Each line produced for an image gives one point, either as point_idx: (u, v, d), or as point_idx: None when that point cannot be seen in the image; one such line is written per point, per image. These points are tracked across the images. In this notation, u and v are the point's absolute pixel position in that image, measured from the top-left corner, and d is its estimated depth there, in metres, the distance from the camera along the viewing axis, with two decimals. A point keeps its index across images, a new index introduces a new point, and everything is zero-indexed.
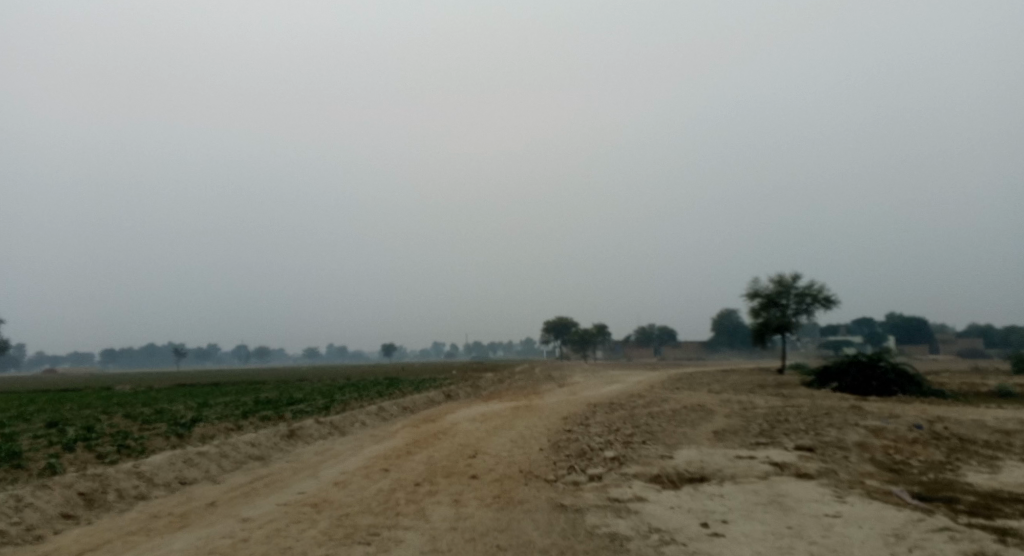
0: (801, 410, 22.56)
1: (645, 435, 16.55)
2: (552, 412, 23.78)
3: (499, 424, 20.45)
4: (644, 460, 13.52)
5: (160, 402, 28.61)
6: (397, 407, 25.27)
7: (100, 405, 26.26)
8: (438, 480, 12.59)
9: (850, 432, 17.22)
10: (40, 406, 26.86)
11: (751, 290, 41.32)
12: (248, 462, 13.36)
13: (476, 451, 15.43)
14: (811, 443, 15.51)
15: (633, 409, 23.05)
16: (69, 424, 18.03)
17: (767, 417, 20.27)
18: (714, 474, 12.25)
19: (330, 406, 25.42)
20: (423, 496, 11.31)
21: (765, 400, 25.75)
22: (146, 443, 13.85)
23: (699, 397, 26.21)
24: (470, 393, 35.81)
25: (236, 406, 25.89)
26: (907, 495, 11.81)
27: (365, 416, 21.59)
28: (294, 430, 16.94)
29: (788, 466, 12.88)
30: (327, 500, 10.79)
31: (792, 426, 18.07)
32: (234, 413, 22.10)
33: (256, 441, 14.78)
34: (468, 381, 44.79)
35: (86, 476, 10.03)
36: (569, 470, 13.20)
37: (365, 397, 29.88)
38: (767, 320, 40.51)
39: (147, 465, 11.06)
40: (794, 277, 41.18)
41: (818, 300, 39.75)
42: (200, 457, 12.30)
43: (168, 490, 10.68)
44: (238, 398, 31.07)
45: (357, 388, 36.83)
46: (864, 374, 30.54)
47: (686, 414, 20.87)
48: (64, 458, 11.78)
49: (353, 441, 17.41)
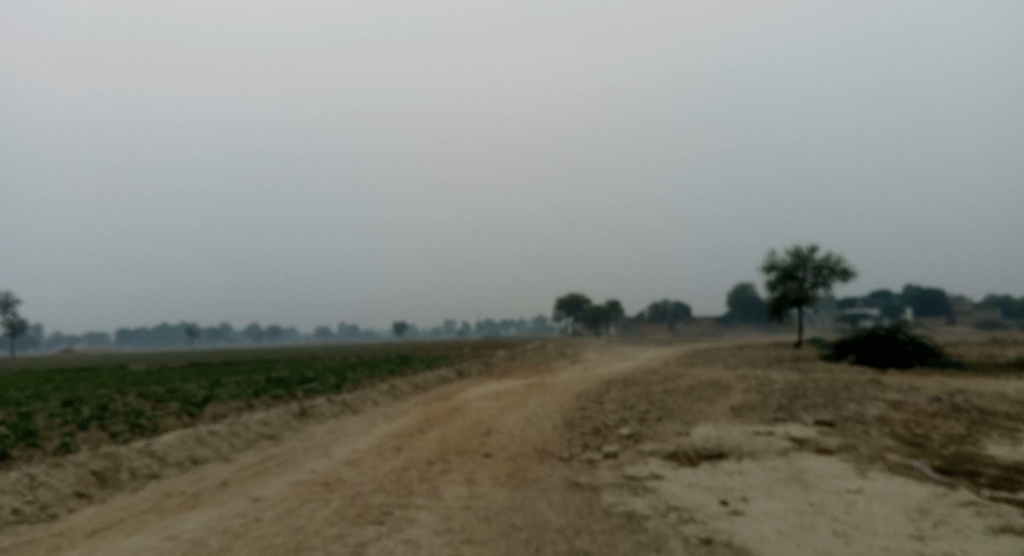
0: (818, 384, 22.22)
1: (661, 412, 16.35)
2: (565, 389, 23.62)
3: (512, 401, 20.31)
4: (660, 437, 13.33)
5: (175, 381, 28.75)
6: (409, 385, 25.20)
7: (115, 384, 26.42)
8: (450, 458, 12.45)
9: (869, 406, 16.90)
10: (56, 386, 27.08)
11: (768, 263, 40.76)
12: (259, 441, 13.27)
13: (489, 429, 15.29)
14: (829, 418, 15.23)
15: (648, 385, 22.85)
16: (83, 403, 18.04)
17: (784, 392, 19.99)
18: (731, 451, 12.02)
19: (342, 384, 25.41)
20: (436, 474, 11.18)
21: (781, 375, 25.44)
22: (158, 422, 13.77)
23: (714, 373, 25.95)
24: (482, 370, 35.77)
25: (249, 384, 25.98)
26: (930, 469, 11.52)
27: (377, 395, 21.52)
28: (305, 409, 16.86)
29: (807, 442, 12.63)
30: (338, 479, 10.68)
31: (810, 401, 17.77)
32: (246, 391, 22.13)
33: (268, 421, 14.70)
34: (481, 358, 44.84)
35: (99, 455, 9.87)
36: (584, 448, 13.03)
37: (377, 375, 29.87)
38: (783, 293, 40.02)
39: (159, 444, 10.93)
40: (811, 249, 40.52)
41: (835, 272, 39.13)
42: (212, 436, 12.20)
43: (180, 470, 10.56)
44: (251, 377, 31.20)
45: (369, 366, 36.90)
46: (882, 347, 30.09)
47: (702, 390, 20.63)
48: (76, 438, 11.67)
49: (365, 420, 17.33)
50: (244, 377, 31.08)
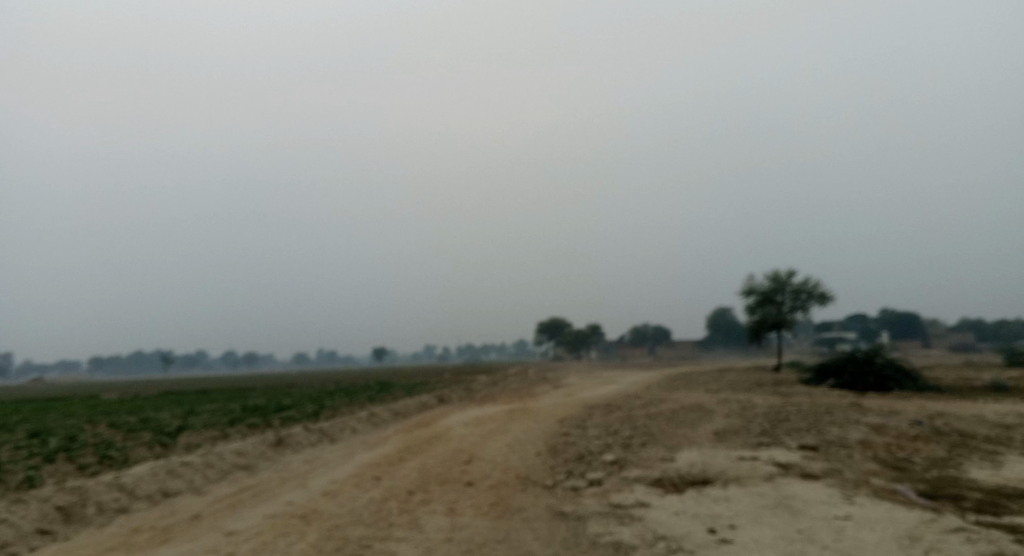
0: (800, 408, 22.20)
1: (644, 438, 16.20)
2: (548, 415, 23.40)
3: (493, 428, 20.04)
4: (644, 463, 13.16)
5: (147, 410, 27.99)
6: (389, 412, 24.80)
7: (85, 414, 25.66)
8: (431, 487, 12.17)
9: (852, 430, 16.89)
10: (24, 416, 26.25)
11: (747, 287, 41.02)
12: (234, 472, 12.89)
13: (470, 456, 15.02)
14: (813, 442, 15.18)
15: (630, 410, 22.71)
16: (51, 434, 17.47)
17: (766, 416, 19.95)
18: (716, 477, 11.89)
19: (320, 412, 24.93)
20: (417, 505, 10.89)
21: (763, 399, 25.43)
22: (129, 453, 13.33)
23: (696, 397, 25.87)
24: (463, 396, 35.35)
25: (224, 413, 25.39)
26: (915, 493, 11.46)
27: (356, 423, 21.11)
28: (282, 439, 16.45)
29: (792, 467, 12.55)
30: (316, 511, 10.36)
31: (793, 425, 17.72)
32: (221, 420, 21.61)
33: (244, 451, 14.31)
34: (461, 384, 44.40)
35: (65, 489, 9.47)
36: (568, 475, 12.82)
37: (356, 402, 29.41)
38: (762, 317, 40.25)
39: (128, 476, 10.55)
40: (789, 273, 40.87)
41: (813, 296, 39.47)
42: (184, 467, 11.81)
43: (150, 503, 10.18)
44: (226, 406, 30.49)
45: (348, 393, 36.35)
46: (861, 370, 30.27)
47: (684, 414, 20.52)
48: (41, 471, 11.22)
49: (344, 449, 16.96)
50: (220, 405, 30.46)
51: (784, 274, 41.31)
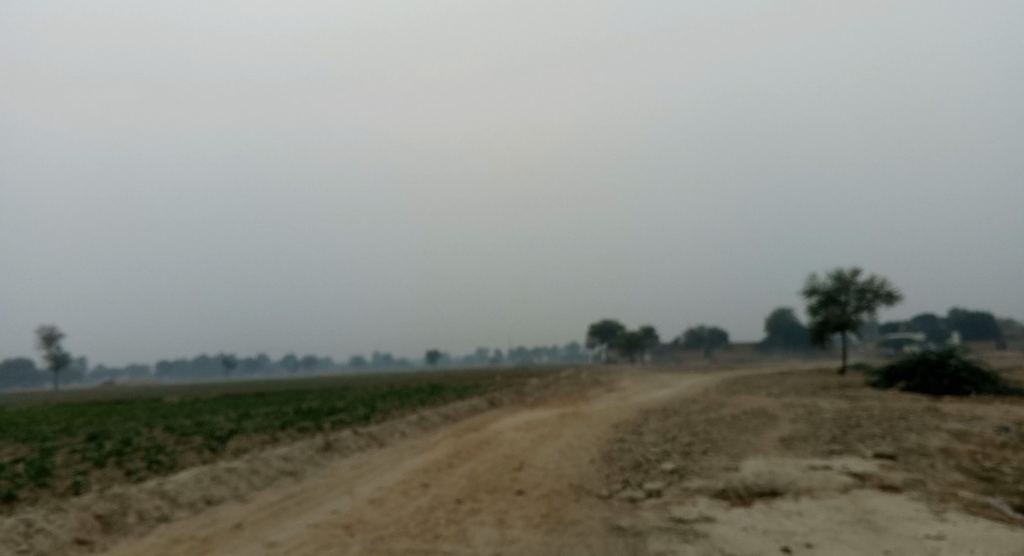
0: (872, 413, 20.84)
1: (705, 444, 15.36)
2: (602, 419, 22.66)
3: (545, 433, 19.44)
4: (706, 472, 12.34)
5: (204, 413, 28.33)
6: (439, 416, 24.44)
7: (145, 418, 26.10)
8: (481, 496, 11.64)
9: (931, 437, 15.62)
10: (89, 419, 26.94)
11: (808, 287, 39.33)
12: (279, 478, 12.64)
13: (521, 463, 14.45)
14: (890, 451, 14.04)
15: (688, 415, 21.76)
16: (108, 437, 17.73)
17: (836, 421, 18.77)
18: (786, 488, 11.00)
19: (370, 415, 24.79)
20: (465, 515, 10.39)
21: (830, 403, 24.10)
22: (177, 458, 13.25)
23: (758, 401, 24.70)
24: (515, 399, 34.73)
25: (277, 416, 25.53)
26: (1010, 508, 10.35)
27: (405, 427, 20.82)
28: (330, 443, 16.23)
29: (870, 477, 11.55)
30: (360, 520, 9.95)
31: (867, 432, 16.55)
32: (272, 424, 21.58)
33: (291, 455, 14.10)
34: (513, 387, 43.85)
35: (106, 497, 9.29)
36: (625, 485, 12.11)
37: (406, 405, 29.24)
38: (825, 318, 38.47)
39: (171, 483, 10.35)
40: (853, 271, 38.95)
41: (879, 295, 37.52)
42: (229, 473, 11.60)
43: (192, 512, 9.95)
44: (280, 409, 30.73)
45: (399, 396, 36.27)
46: (934, 373, 28.49)
47: (747, 420, 19.44)
48: (89, 476, 11.16)
49: (392, 454, 16.64)
50: (273, 409, 30.79)
51: (847, 272, 39.40)
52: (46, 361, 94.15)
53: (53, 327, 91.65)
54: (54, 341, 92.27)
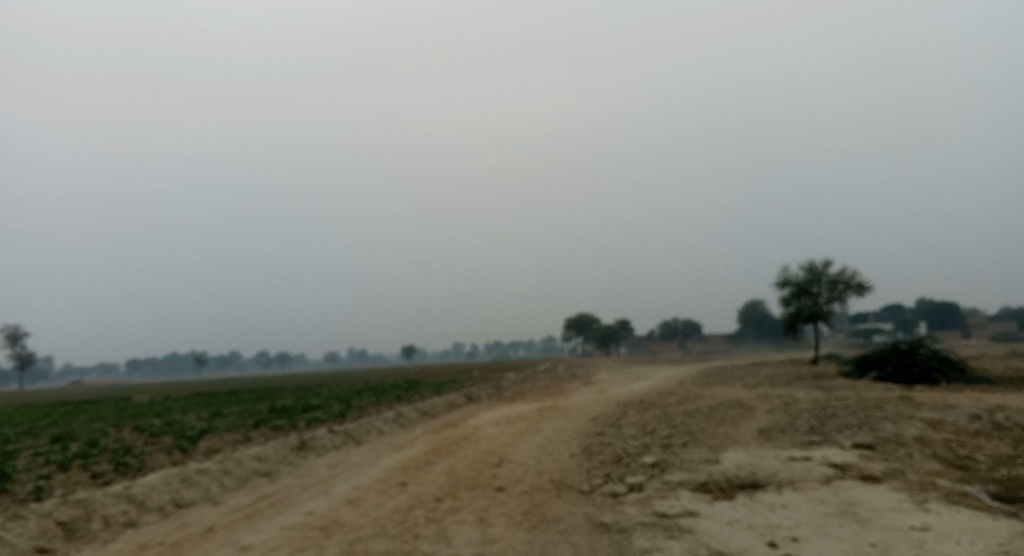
0: (847, 403, 21.00)
1: (685, 437, 15.30)
2: (580, 413, 22.56)
3: (523, 428, 19.26)
4: (687, 465, 12.26)
5: (175, 413, 27.70)
6: (416, 412, 24.16)
7: (113, 418, 25.47)
8: (460, 494, 11.43)
9: (907, 426, 15.74)
10: (55, 421, 26.17)
11: (781, 278, 39.66)
12: (252, 479, 12.29)
13: (501, 458, 14.26)
14: (868, 441, 14.10)
15: (666, 407, 21.75)
16: (73, 439, 17.18)
17: (813, 412, 18.87)
18: (768, 481, 10.96)
19: (345, 412, 24.43)
20: (445, 514, 10.16)
21: (805, 394, 24.28)
22: (146, 460, 12.82)
23: (734, 393, 24.81)
24: (491, 394, 34.51)
25: (249, 415, 25.04)
26: (988, 497, 10.41)
27: (382, 424, 20.51)
28: (304, 442, 15.88)
29: (850, 468, 11.56)
30: (337, 521, 9.67)
31: (843, 422, 16.64)
32: (245, 423, 21.10)
33: (264, 455, 13.75)
34: (490, 382, 43.64)
35: (68, 503, 8.89)
36: (606, 480, 11.98)
37: (382, 402, 28.91)
38: (798, 309, 38.83)
39: (139, 487, 9.96)
40: (825, 263, 39.37)
41: (850, 286, 37.98)
42: (200, 475, 11.24)
43: (161, 516, 9.59)
44: (253, 407, 30.16)
45: (375, 393, 35.87)
46: (904, 362, 28.90)
47: (725, 411, 19.47)
48: (52, 481, 10.71)
49: (369, 452, 16.33)
50: (246, 407, 30.24)
51: (819, 263, 39.80)
52: (10, 361, 91.66)
53: (18, 326, 89.27)
54: (19, 341, 89.92)
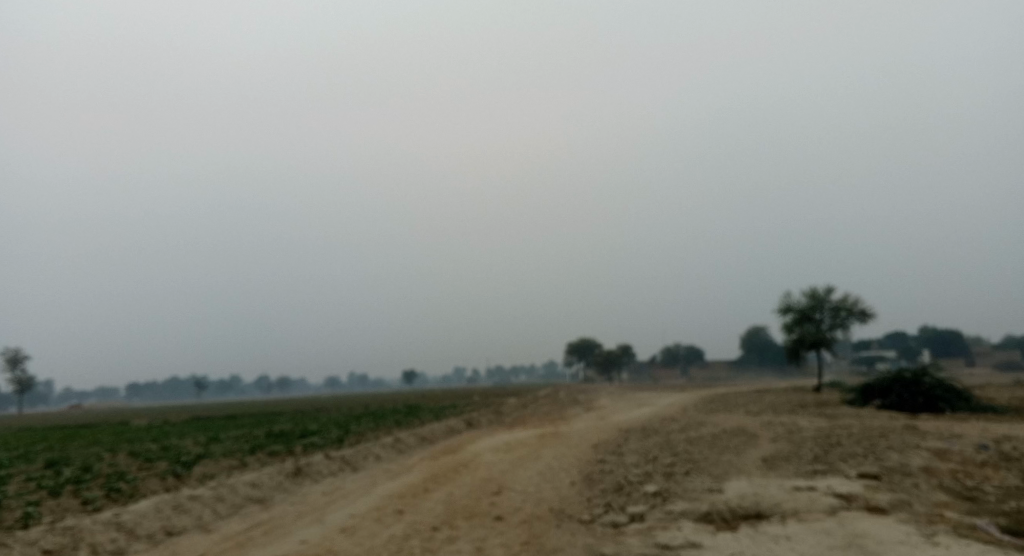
0: (851, 432, 20.74)
1: (687, 465, 15.05)
2: (581, 439, 22.28)
3: (523, 454, 19.00)
4: (690, 494, 12.02)
5: (172, 437, 27.42)
6: (415, 438, 23.88)
7: (109, 442, 25.21)
8: (458, 523, 11.20)
9: (913, 456, 15.48)
10: (51, 444, 25.91)
11: (784, 304, 39.50)
12: (246, 506, 12.07)
13: (500, 486, 14.03)
14: (874, 470, 13.85)
15: (668, 435, 21.48)
16: (67, 464, 16.96)
17: (817, 440, 18.60)
18: (772, 511, 10.73)
19: (344, 438, 24.16)
20: (442, 543, 9.94)
21: (809, 421, 23.99)
22: (138, 485, 12.62)
23: (737, 420, 24.53)
24: (492, 420, 34.18)
25: (247, 440, 24.79)
26: (997, 530, 10.17)
27: (380, 450, 20.26)
28: (301, 468, 15.66)
29: (856, 499, 11.33)
30: (331, 551, 9.45)
31: (848, 451, 16.40)
32: (241, 448, 20.84)
33: (259, 481, 13.53)
34: (491, 407, 43.30)
35: (55, 530, 8.70)
36: (607, 509, 11.75)
37: (382, 427, 28.64)
38: (801, 336, 38.60)
39: (129, 514, 9.77)
40: (827, 289, 39.23)
41: (853, 313, 37.81)
42: (193, 502, 11.03)
43: (151, 544, 9.38)
44: (251, 432, 29.89)
45: (375, 418, 35.56)
46: (908, 391, 28.60)
47: (728, 439, 19.21)
48: (42, 506, 10.52)
49: (367, 478, 16.09)
50: (244, 432, 29.96)
51: (821, 290, 39.66)
52: (10, 385, 91.36)
53: (18, 349, 89.16)
54: (19, 364, 89.63)
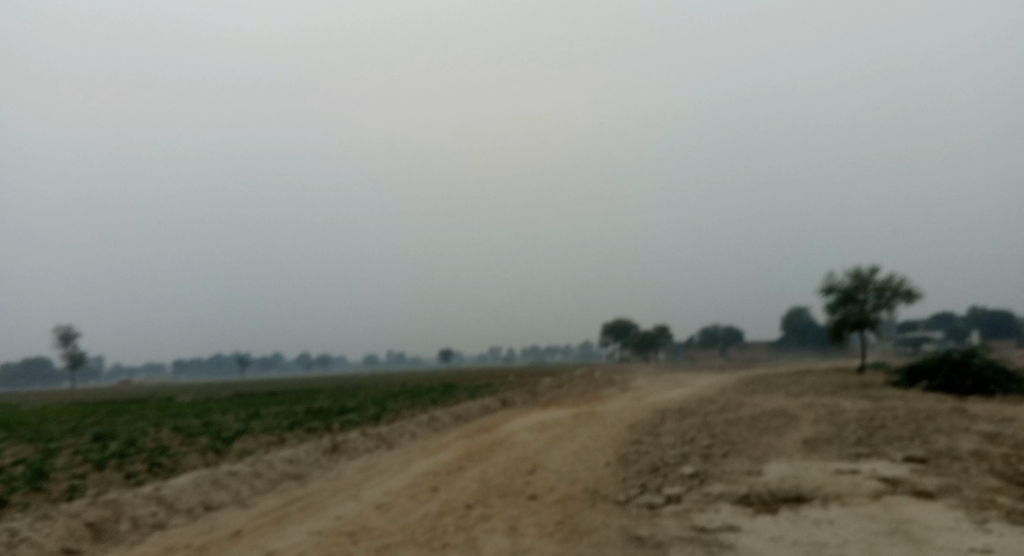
0: (897, 414, 20.15)
1: (725, 447, 14.77)
2: (616, 420, 22.11)
3: (558, 434, 18.92)
4: (728, 477, 11.77)
5: (214, 413, 28.06)
6: (450, 416, 23.98)
7: (155, 416, 25.98)
8: (492, 501, 11.16)
9: (962, 440, 14.95)
10: (99, 418, 26.73)
11: (826, 284, 38.53)
12: (283, 482, 12.24)
13: (534, 465, 13.97)
14: (921, 454, 13.40)
15: (706, 416, 21.14)
16: (113, 438, 17.45)
17: (860, 422, 18.11)
18: (813, 495, 10.44)
19: (381, 415, 24.43)
20: (476, 522, 9.90)
21: (852, 403, 23.40)
22: (179, 460, 12.88)
23: (777, 401, 24.08)
24: (527, 399, 34.20)
25: (286, 416, 25.26)
26: None
27: (416, 428, 20.40)
28: (337, 444, 15.83)
29: (902, 483, 10.94)
30: (365, 527, 9.48)
31: (893, 433, 15.92)
32: (280, 424, 21.19)
33: (296, 457, 13.72)
34: (526, 386, 43.34)
35: (97, 504, 8.89)
36: (642, 490, 11.59)
37: (417, 405, 28.85)
38: (844, 317, 37.64)
39: (169, 488, 9.96)
40: (872, 268, 38.12)
41: (899, 293, 36.70)
42: (230, 477, 11.20)
43: (190, 518, 9.54)
44: (291, 408, 30.44)
45: (411, 396, 35.89)
46: (956, 372, 27.69)
47: (767, 421, 18.84)
48: (86, 480, 10.80)
49: (402, 456, 16.20)
50: (284, 408, 30.52)
51: (865, 269, 38.55)
52: (62, 360, 94.81)
53: (70, 326, 92.39)
54: (71, 340, 92.86)
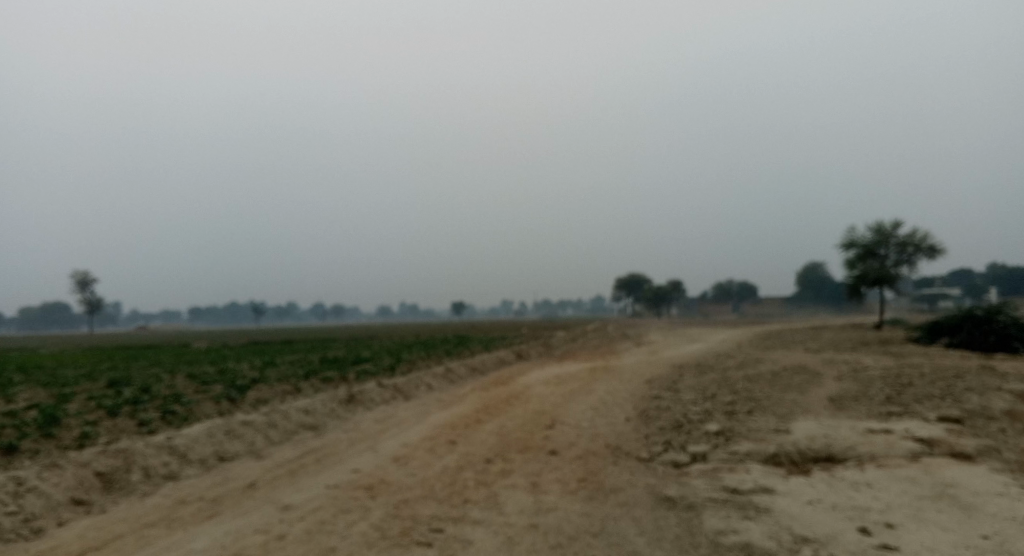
0: (922, 371, 19.59)
1: (749, 403, 14.37)
2: (633, 374, 21.74)
3: (575, 388, 18.61)
4: (755, 435, 11.37)
5: (228, 361, 28.03)
6: (465, 368, 23.72)
7: (170, 364, 25.92)
8: (512, 456, 10.86)
9: (995, 399, 14.43)
10: (115, 365, 26.70)
11: (846, 240, 37.63)
12: (299, 433, 12.00)
13: (553, 420, 13.63)
14: (956, 414, 12.90)
15: (725, 372, 20.72)
16: (128, 384, 17.31)
17: (885, 379, 17.60)
18: (846, 455, 10.03)
19: (396, 366, 24.22)
20: (496, 477, 9.59)
21: (874, 360, 22.87)
22: (193, 409, 12.65)
23: (797, 357, 23.59)
24: (541, 353, 33.91)
25: (301, 365, 25.17)
26: None
27: (431, 379, 20.14)
28: (353, 395, 15.57)
29: (939, 444, 10.49)
30: (384, 481, 9.18)
31: (922, 392, 15.41)
32: (295, 374, 20.97)
33: (312, 408, 13.45)
34: (540, 340, 43.12)
35: (108, 453, 8.65)
36: (666, 448, 11.24)
37: (432, 357, 28.61)
38: (863, 273, 36.82)
39: (182, 438, 9.72)
40: (894, 224, 37.13)
41: (921, 249, 35.82)
42: (245, 427, 10.95)
43: (203, 469, 9.31)
44: (305, 357, 30.35)
45: (425, 347, 35.69)
46: (980, 330, 27.01)
47: (790, 377, 18.39)
48: (98, 427, 10.60)
49: (418, 408, 15.94)
50: (299, 357, 30.55)
51: (888, 224, 37.53)
52: (81, 306, 95.91)
53: (87, 272, 93.15)
54: (88, 286, 93.75)
